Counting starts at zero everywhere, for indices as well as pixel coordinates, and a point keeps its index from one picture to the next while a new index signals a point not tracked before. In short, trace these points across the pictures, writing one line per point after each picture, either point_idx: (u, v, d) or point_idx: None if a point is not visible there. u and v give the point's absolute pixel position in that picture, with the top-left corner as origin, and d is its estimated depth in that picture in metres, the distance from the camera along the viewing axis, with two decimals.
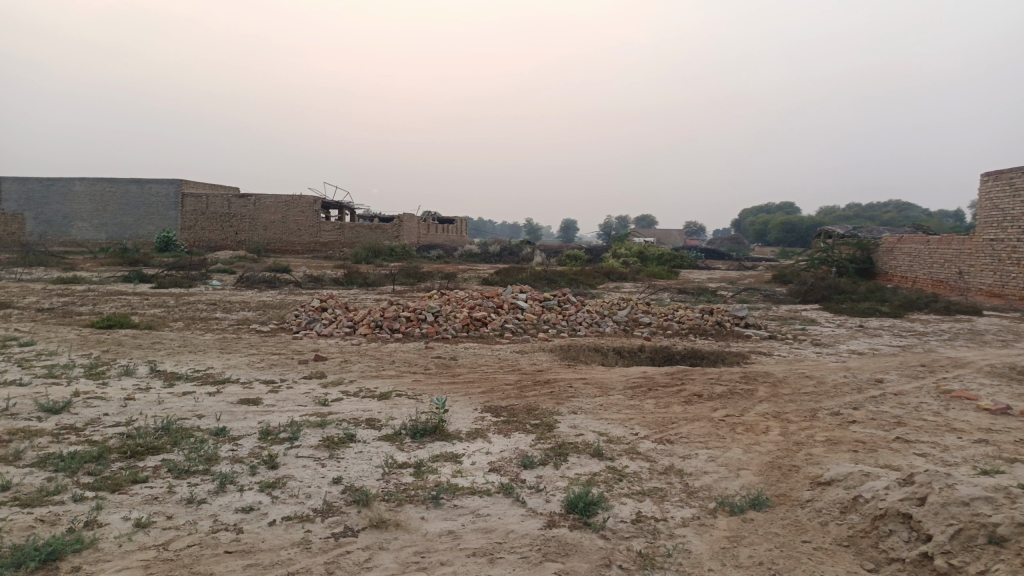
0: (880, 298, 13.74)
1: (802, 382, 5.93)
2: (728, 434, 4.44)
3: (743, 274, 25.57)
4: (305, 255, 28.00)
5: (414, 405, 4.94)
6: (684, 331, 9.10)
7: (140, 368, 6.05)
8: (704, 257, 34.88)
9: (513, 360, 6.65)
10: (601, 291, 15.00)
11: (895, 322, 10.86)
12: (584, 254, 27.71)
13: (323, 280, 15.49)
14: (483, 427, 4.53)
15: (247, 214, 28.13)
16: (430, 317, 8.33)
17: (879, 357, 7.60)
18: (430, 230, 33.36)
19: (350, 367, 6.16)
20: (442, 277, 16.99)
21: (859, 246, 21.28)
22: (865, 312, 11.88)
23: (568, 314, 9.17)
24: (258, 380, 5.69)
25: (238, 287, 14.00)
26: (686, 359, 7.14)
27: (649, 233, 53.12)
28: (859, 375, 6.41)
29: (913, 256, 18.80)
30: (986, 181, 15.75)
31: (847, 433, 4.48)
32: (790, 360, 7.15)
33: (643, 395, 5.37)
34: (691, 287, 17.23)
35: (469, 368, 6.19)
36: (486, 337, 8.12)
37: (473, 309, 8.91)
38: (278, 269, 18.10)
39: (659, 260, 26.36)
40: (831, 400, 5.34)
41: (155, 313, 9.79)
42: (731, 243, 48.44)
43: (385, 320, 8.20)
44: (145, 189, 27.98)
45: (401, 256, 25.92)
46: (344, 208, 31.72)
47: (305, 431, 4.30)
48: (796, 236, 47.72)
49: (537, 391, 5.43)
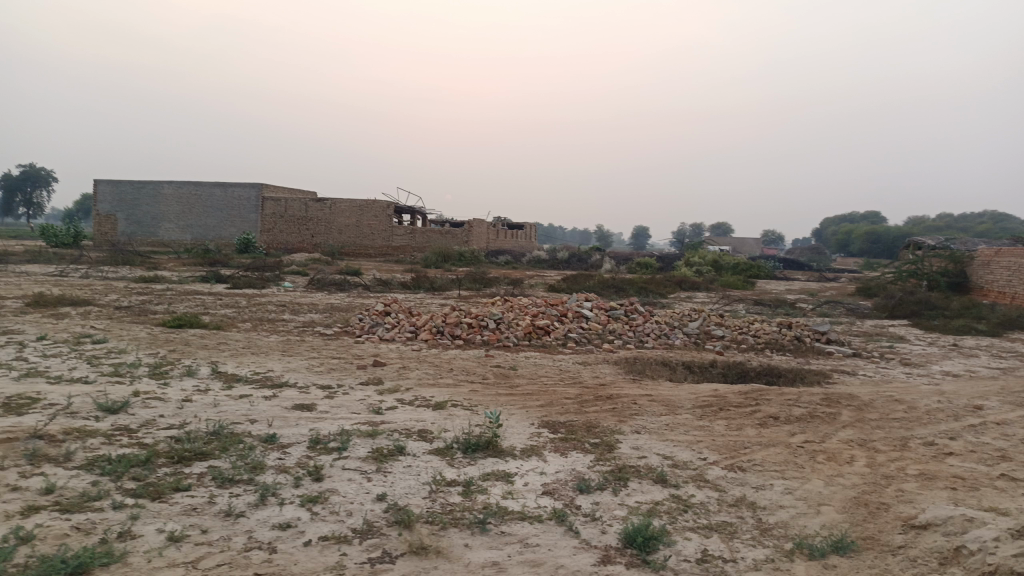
0: (976, 314, 12.79)
1: (890, 407, 5.44)
2: (806, 463, 4.05)
3: (824, 285, 24.45)
4: (377, 258, 28.40)
5: (469, 417, 4.75)
6: (760, 346, 8.62)
7: (202, 369, 6.08)
8: (781, 267, 33.62)
9: (576, 372, 6.38)
10: (672, 301, 14.52)
11: (994, 342, 10.03)
12: (656, 263, 27.12)
13: (391, 284, 15.57)
14: (539, 444, 4.29)
15: (323, 218, 28.76)
16: (492, 325, 8.14)
17: (977, 380, 6.96)
18: (501, 236, 33.35)
19: (408, 374, 6.03)
20: (510, 283, 16.86)
21: (951, 259, 20.00)
22: (959, 330, 11.05)
23: (636, 325, 8.83)
24: (315, 385, 5.62)
25: (309, 288, 14.21)
26: (761, 376, 6.71)
27: (724, 242, 51.73)
28: (955, 400, 5.85)
29: (1014, 270, 17.51)
30: None
31: (943, 467, 4.02)
32: (876, 381, 6.62)
33: (713, 415, 5.01)
34: (768, 298, 16.52)
35: (529, 379, 5.96)
36: (549, 346, 7.87)
37: (537, 317, 8.68)
38: (350, 272, 18.36)
39: (734, 270, 25.54)
40: (923, 429, 4.85)
41: (226, 313, 9.97)
42: (811, 253, 46.64)
43: (447, 326, 8.06)
44: (228, 192, 28.99)
45: (470, 261, 25.95)
46: (416, 213, 32.06)
47: (354, 441, 4.16)
48: (882, 247, 45.55)
49: (599, 406, 5.15)
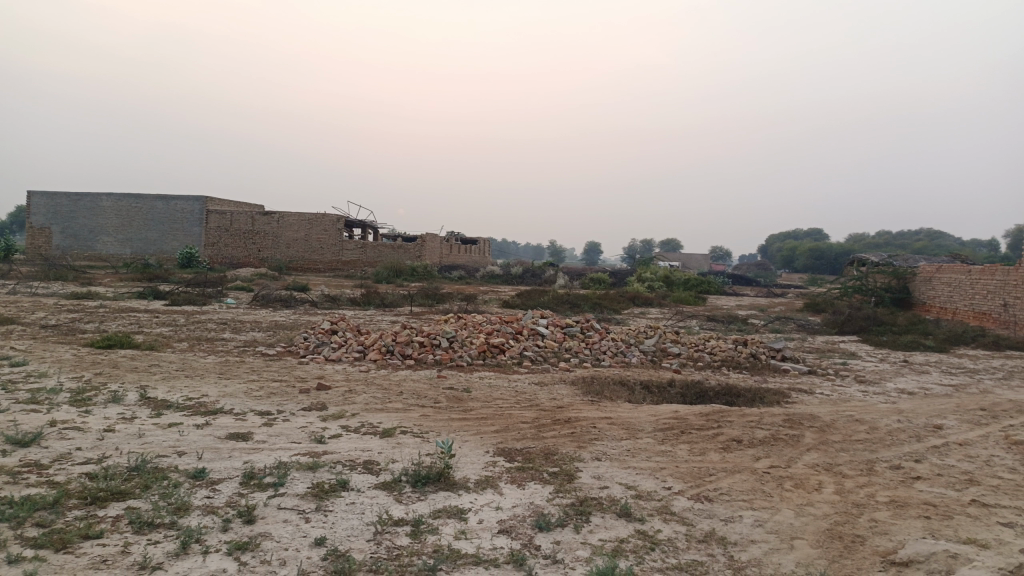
0: (923, 330, 13.00)
1: (852, 428, 5.32)
2: (775, 491, 3.86)
3: (772, 301, 24.79)
4: (327, 273, 27.75)
5: (419, 446, 4.45)
6: (716, 363, 8.50)
7: (129, 395, 5.62)
8: (730, 282, 34.09)
9: (531, 393, 6.12)
10: (626, 317, 14.40)
11: (942, 358, 10.14)
12: (609, 278, 27.15)
13: (340, 299, 15.12)
14: (494, 475, 4.01)
15: (270, 232, 28.01)
16: (444, 343, 7.84)
17: (932, 398, 6.94)
18: (453, 251, 33.03)
19: (354, 398, 5.69)
20: (463, 299, 16.57)
21: (894, 275, 20.46)
22: (907, 346, 11.17)
23: (592, 343, 8.63)
24: (253, 412, 5.24)
25: (253, 305, 13.66)
26: (720, 395, 6.56)
27: (674, 257, 52.37)
28: (914, 419, 5.78)
29: (954, 286, 17.99)
30: None
31: (912, 493, 3.88)
32: (834, 400, 6.53)
33: (675, 439, 4.81)
34: (720, 314, 16.57)
35: (482, 402, 5.68)
36: (503, 365, 7.60)
37: (490, 335, 8.42)
38: (297, 288, 17.82)
39: (685, 285, 25.73)
40: (888, 451, 4.73)
41: (161, 332, 9.42)
42: (759, 269, 47.55)
43: (397, 345, 7.72)
44: (171, 205, 28.04)
45: (422, 276, 25.56)
46: (367, 227, 31.52)
47: (293, 475, 3.82)
48: (825, 263, 46.71)
49: (557, 431, 4.90)
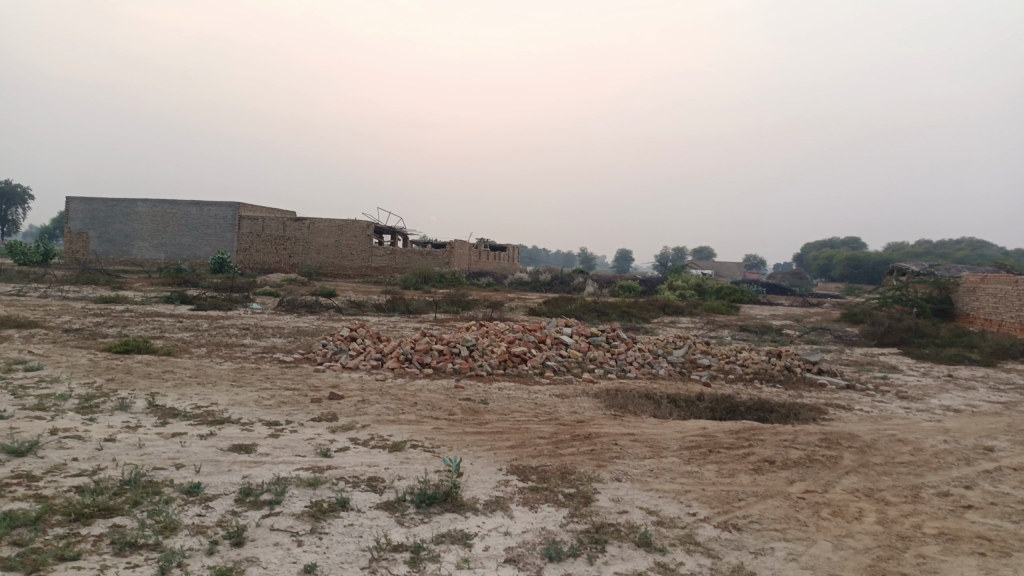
0: (968, 343, 12.42)
1: (894, 449, 4.95)
2: (810, 520, 3.54)
3: (808, 311, 24.13)
4: (356, 279, 27.76)
5: (428, 463, 4.21)
6: (748, 376, 8.13)
7: (138, 402, 5.48)
8: (764, 292, 33.39)
9: (551, 406, 5.84)
10: (655, 327, 14.05)
11: (989, 373, 9.62)
12: (639, 286, 26.74)
13: (365, 306, 15.00)
14: (505, 496, 3.75)
15: (301, 237, 28.13)
16: (465, 352, 7.61)
17: (981, 416, 6.50)
18: (483, 257, 32.84)
19: (366, 408, 5.49)
20: (489, 306, 16.36)
21: (936, 285, 19.76)
22: (952, 359, 10.66)
23: (618, 353, 8.32)
24: (261, 422, 5.06)
25: (278, 311, 13.58)
26: (752, 411, 6.21)
27: (706, 265, 51.60)
28: (962, 440, 5.38)
29: (1000, 297, 17.29)
30: None
31: (964, 525, 3.53)
32: (874, 418, 6.14)
33: (701, 458, 4.50)
34: (754, 324, 16.10)
35: (499, 414, 5.42)
36: (525, 375, 7.34)
37: (513, 343, 8.16)
38: (324, 294, 17.78)
39: (717, 294, 25.22)
40: (934, 476, 4.36)
41: (182, 337, 9.35)
42: (793, 278, 46.61)
43: (415, 353, 7.50)
44: (204, 211, 28.32)
45: (450, 283, 25.44)
46: (396, 233, 31.50)
47: (290, 493, 3.62)
48: (863, 272, 45.62)
49: (576, 448, 4.62)
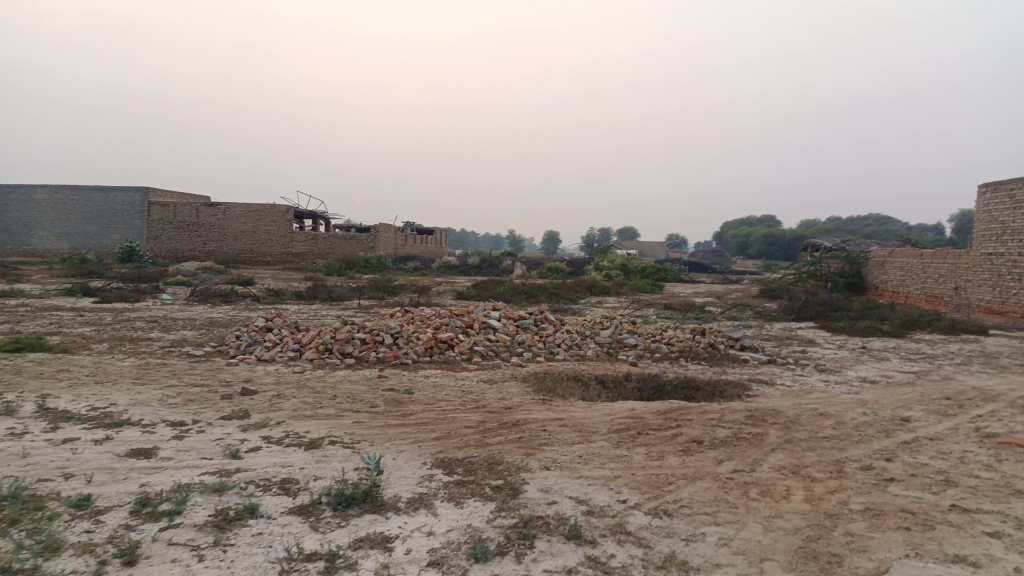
0: (879, 315, 12.93)
1: (817, 423, 4.99)
2: (740, 501, 3.48)
3: (729, 287, 24.76)
4: (276, 265, 26.84)
5: (347, 460, 3.98)
6: (674, 355, 8.16)
7: (26, 405, 5.01)
8: (686, 270, 34.13)
9: (478, 393, 5.66)
10: (583, 307, 14.05)
11: (900, 344, 9.99)
12: (566, 267, 26.87)
13: (285, 293, 14.46)
14: (429, 492, 3.56)
15: (216, 224, 26.98)
16: (388, 339, 7.34)
17: (895, 387, 6.69)
18: (409, 241, 32.30)
19: (281, 403, 5.18)
20: (415, 290, 16.04)
21: (847, 260, 20.57)
22: (865, 331, 11.04)
23: (546, 336, 8.20)
24: (165, 423, 4.70)
25: (191, 301, 12.91)
26: (679, 390, 6.20)
27: (631, 246, 52.37)
28: (880, 412, 5.49)
29: (906, 270, 18.12)
30: (983, 193, 15.06)
31: (888, 499, 3.54)
32: (796, 392, 6.23)
33: (631, 441, 4.40)
34: (678, 302, 16.34)
35: (424, 404, 5.20)
36: (451, 361, 7.14)
37: (438, 329, 7.93)
38: (242, 282, 17.08)
39: (642, 273, 25.57)
40: (857, 450, 4.40)
41: (82, 333, 8.71)
42: (714, 255, 47.87)
43: (336, 342, 7.19)
44: (110, 197, 26.80)
45: (375, 268, 24.92)
46: (318, 218, 30.60)
47: (193, 502, 3.33)
48: (779, 249, 47.26)
49: (503, 436, 4.46)
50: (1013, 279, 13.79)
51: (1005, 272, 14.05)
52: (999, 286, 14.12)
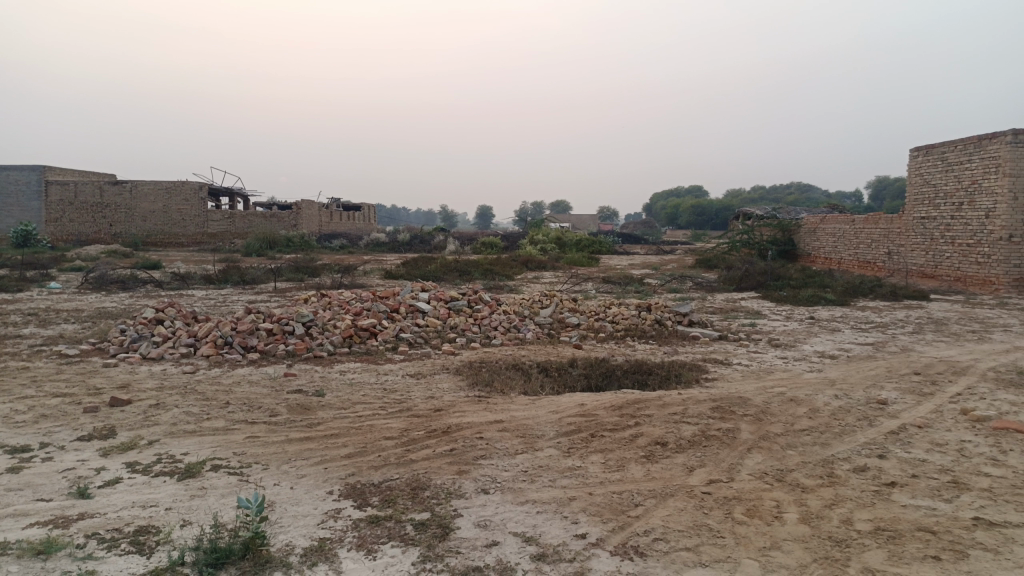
0: (820, 282, 12.64)
1: (791, 412, 4.37)
2: (724, 528, 2.79)
3: (664, 259, 24.49)
4: (191, 247, 25.13)
5: (228, 496, 3.13)
6: (619, 334, 7.49)
7: None
8: (620, 242, 33.90)
9: (402, 391, 4.83)
10: (520, 284, 13.30)
11: (847, 313, 9.64)
12: (500, 242, 26.14)
13: (195, 278, 13.22)
14: (332, 537, 2.75)
15: (123, 203, 25.11)
16: (300, 329, 6.42)
17: (858, 362, 6.20)
18: (334, 218, 30.83)
19: (158, 416, 4.26)
20: (340, 270, 15.01)
21: (780, 228, 20.48)
22: (809, 300, 10.69)
23: (480, 318, 7.42)
24: (1, 450, 3.72)
25: (84, 289, 11.58)
26: (630, 375, 5.53)
27: (562, 218, 52.04)
28: (852, 394, 4.94)
29: (838, 236, 18.10)
30: (914, 156, 14.94)
31: (897, 513, 2.91)
32: (756, 374, 5.64)
33: (583, 448, 3.68)
34: (616, 275, 15.79)
35: (336, 410, 4.35)
36: (372, 352, 6.27)
37: (358, 314, 7.04)
38: (147, 266, 15.70)
39: (577, 246, 25.08)
40: (842, 445, 3.79)
41: None
42: (644, 226, 48.01)
43: (238, 335, 6.23)
44: (2, 175, 24.50)
45: (299, 247, 23.61)
46: (235, 195, 28.84)
47: (2, 574, 2.42)
48: (707, 219, 47.76)
49: (431, 449, 3.66)
50: (947, 242, 13.72)
51: (939, 236, 13.97)
52: (933, 250, 14.05)
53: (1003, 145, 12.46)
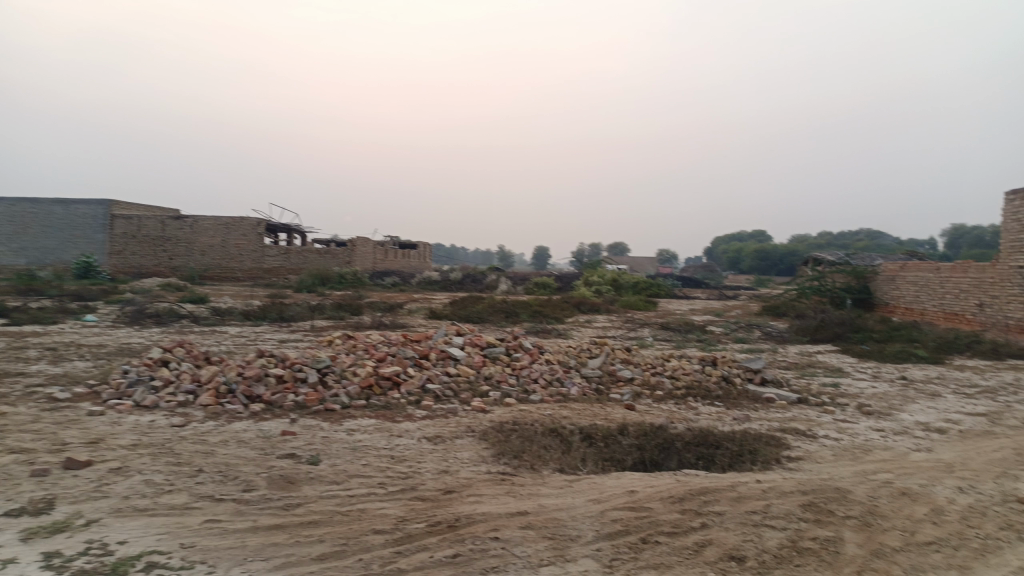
0: (907, 336, 11.34)
1: (908, 513, 3.34)
2: None
3: (726, 304, 23.22)
4: (245, 282, 25.11)
5: None
6: (680, 393, 6.51)
7: None
8: (680, 285, 32.66)
9: (414, 461, 3.98)
10: (570, 329, 12.42)
11: (944, 373, 8.38)
12: (555, 283, 25.30)
13: (236, 313, 12.76)
14: None
15: (183, 238, 25.33)
16: (314, 376, 5.67)
17: (975, 439, 5.06)
18: (389, 256, 30.55)
19: (112, 487, 3.49)
20: (385, 308, 14.43)
21: (854, 274, 19.05)
22: (897, 358, 9.44)
23: (519, 369, 6.56)
24: None
25: (118, 324, 11.18)
26: (692, 448, 4.56)
27: (620, 261, 50.98)
28: (981, 487, 3.85)
29: (921, 285, 16.64)
30: (1010, 200, 13.53)
31: None
32: (851, 452, 4.59)
33: (632, 561, 2.75)
34: (676, 322, 14.76)
35: (327, 488, 3.52)
36: (392, 406, 5.46)
37: (381, 361, 6.26)
38: (194, 301, 15.43)
39: (635, 289, 24.07)
40: (990, 571, 2.76)
41: None
42: (704, 271, 46.43)
43: (244, 382, 5.52)
44: (70, 210, 25.03)
45: (350, 284, 23.25)
46: (292, 231, 28.91)
47: None
48: (771, 265, 45.91)
49: (430, 552, 2.79)
50: None
51: None
52: None
53: None
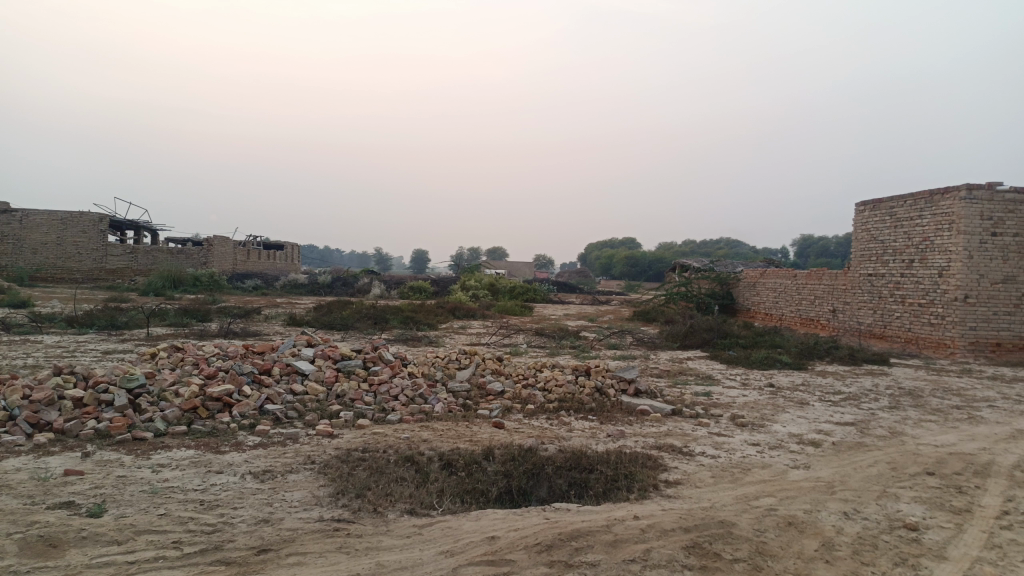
0: (770, 341, 11.57)
1: (799, 551, 2.97)
2: None
3: (599, 310, 23.41)
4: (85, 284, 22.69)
5: None
6: (552, 407, 6.05)
7: None
8: (555, 290, 32.83)
9: (230, 507, 3.23)
10: (441, 336, 11.80)
11: (808, 380, 8.46)
12: (429, 287, 24.59)
13: (60, 320, 11.20)
14: None
15: (10, 234, 22.60)
16: (124, 399, 4.73)
17: (849, 452, 4.90)
18: (252, 257, 28.71)
19: None
20: (240, 313, 13.23)
21: (718, 281, 19.63)
22: (763, 364, 9.50)
23: (377, 385, 5.87)
24: None
25: None
26: (564, 474, 4.07)
27: (498, 265, 50.95)
28: (865, 511, 3.59)
29: (780, 291, 17.32)
30: (860, 210, 14.17)
31: None
32: (730, 473, 4.26)
33: None
34: (550, 327, 14.53)
35: (101, 552, 2.71)
36: (218, 433, 4.63)
37: (212, 378, 5.38)
38: (13, 305, 13.53)
39: (510, 294, 23.78)
40: None
41: None
42: (578, 276, 47.16)
43: (30, 406, 4.51)
44: None
45: (206, 286, 21.51)
46: (142, 229, 26.56)
47: None
48: (641, 271, 47.23)
49: None
50: (896, 301, 12.79)
51: (888, 294, 13.06)
52: (881, 308, 13.14)
53: (956, 200, 11.38)
